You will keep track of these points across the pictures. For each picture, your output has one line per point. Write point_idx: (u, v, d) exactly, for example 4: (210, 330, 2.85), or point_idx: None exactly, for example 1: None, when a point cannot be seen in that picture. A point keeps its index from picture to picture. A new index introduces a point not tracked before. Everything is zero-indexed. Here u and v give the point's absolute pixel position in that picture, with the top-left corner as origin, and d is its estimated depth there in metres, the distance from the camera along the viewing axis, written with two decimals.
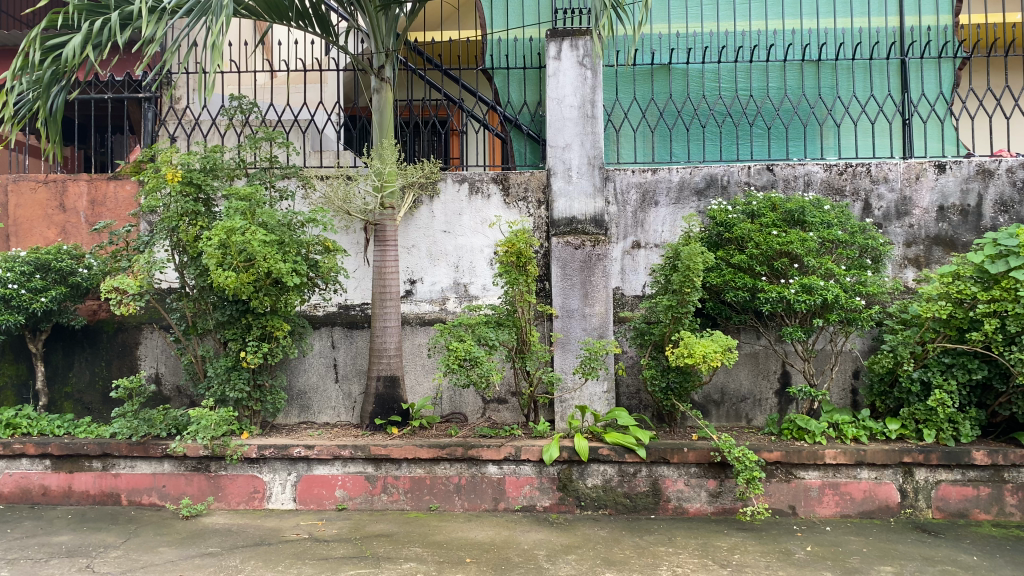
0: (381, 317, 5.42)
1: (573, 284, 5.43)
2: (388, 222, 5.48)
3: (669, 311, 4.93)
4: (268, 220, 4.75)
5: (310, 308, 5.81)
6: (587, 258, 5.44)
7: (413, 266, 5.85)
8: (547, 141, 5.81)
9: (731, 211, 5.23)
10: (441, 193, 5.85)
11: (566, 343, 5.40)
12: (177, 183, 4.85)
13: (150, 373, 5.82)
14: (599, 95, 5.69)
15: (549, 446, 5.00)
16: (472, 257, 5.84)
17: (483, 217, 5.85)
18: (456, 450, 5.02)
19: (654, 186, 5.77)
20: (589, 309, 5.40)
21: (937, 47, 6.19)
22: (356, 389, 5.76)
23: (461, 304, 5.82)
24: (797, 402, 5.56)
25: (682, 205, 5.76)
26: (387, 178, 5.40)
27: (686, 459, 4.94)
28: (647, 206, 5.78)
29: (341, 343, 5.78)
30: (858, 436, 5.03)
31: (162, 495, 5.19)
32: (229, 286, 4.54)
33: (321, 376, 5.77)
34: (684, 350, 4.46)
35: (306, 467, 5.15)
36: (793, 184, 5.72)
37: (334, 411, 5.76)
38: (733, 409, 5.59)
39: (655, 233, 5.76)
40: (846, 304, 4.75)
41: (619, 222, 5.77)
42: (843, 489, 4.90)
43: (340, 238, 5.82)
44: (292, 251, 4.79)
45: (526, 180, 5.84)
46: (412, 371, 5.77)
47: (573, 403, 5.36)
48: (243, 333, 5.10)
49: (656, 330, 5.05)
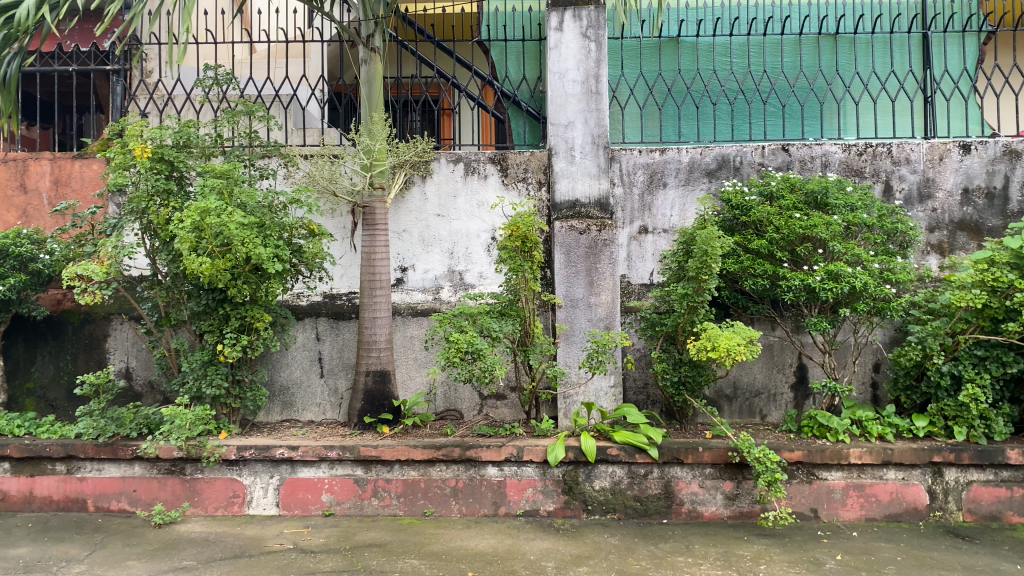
0: (371, 307, 5.01)
1: (577, 271, 5.05)
2: (378, 204, 5.07)
3: (683, 300, 4.56)
4: (249, 200, 4.31)
5: (293, 298, 5.40)
6: (592, 243, 5.06)
7: (403, 252, 5.46)
8: (548, 119, 5.44)
9: (747, 193, 4.89)
10: (434, 173, 5.46)
11: (571, 335, 5.03)
12: (146, 159, 4.39)
13: (120, 368, 5.39)
14: (604, 68, 5.33)
15: (554, 446, 4.61)
16: (467, 242, 5.45)
17: (481, 200, 5.46)
18: (453, 451, 4.64)
19: (662, 167, 5.41)
20: (595, 299, 5.03)
21: (960, 20, 5.86)
22: (343, 385, 5.36)
23: (455, 293, 5.43)
24: (814, 397, 5.22)
25: (691, 187, 5.41)
26: (377, 155, 5.00)
27: (701, 460, 4.59)
28: (655, 188, 5.42)
29: (327, 335, 5.37)
30: (883, 434, 4.70)
31: (133, 500, 4.77)
32: (206, 272, 4.09)
33: (305, 370, 5.37)
34: (703, 344, 4.05)
35: (289, 469, 4.76)
36: (809, 165, 5.37)
37: (319, 408, 5.36)
38: (747, 404, 5.24)
39: (663, 217, 5.40)
40: (875, 293, 4.40)
41: (625, 206, 5.42)
42: (868, 491, 4.57)
43: (325, 221, 5.42)
44: (274, 235, 4.35)
45: (526, 160, 5.46)
46: (403, 366, 5.36)
47: (578, 399, 5.00)
48: (220, 324, 4.66)
49: (669, 321, 4.69)
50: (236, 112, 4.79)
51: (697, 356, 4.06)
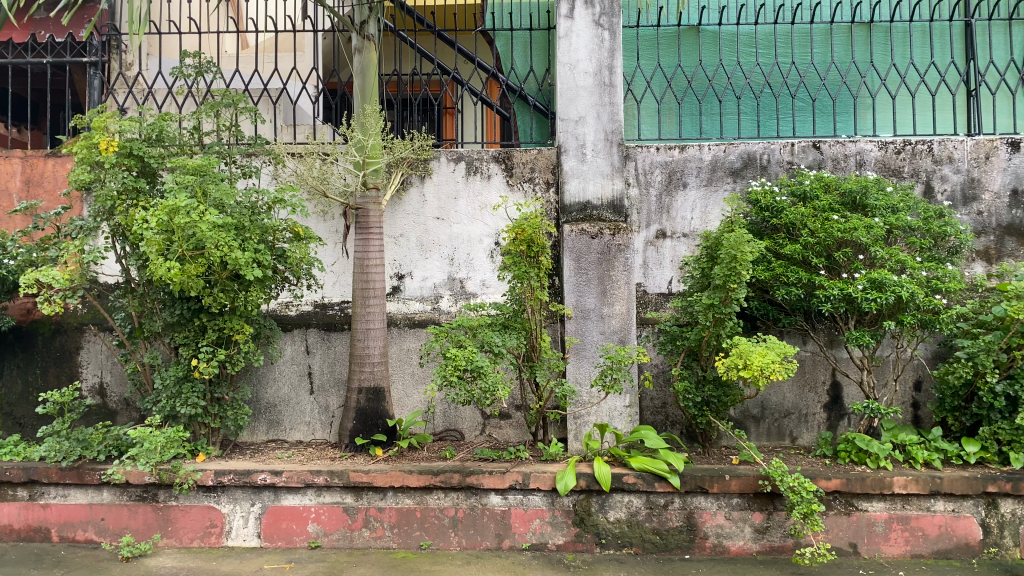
0: (363, 318, 4.57)
1: (589, 280, 4.61)
2: (371, 205, 4.64)
3: (709, 311, 4.09)
4: (225, 198, 3.87)
5: (281, 308, 4.97)
6: (604, 248, 4.62)
7: (401, 258, 5.03)
8: (556, 114, 5.03)
9: (777, 195, 4.44)
10: (434, 173, 5.04)
11: (582, 350, 4.59)
12: (112, 153, 3.96)
13: (92, 384, 4.97)
14: (618, 59, 4.94)
15: (564, 473, 4.16)
16: (469, 247, 5.02)
17: (483, 201, 5.04)
18: (452, 478, 4.19)
19: (681, 166, 4.98)
20: (608, 310, 4.59)
21: (1007, 8, 5.38)
22: (334, 402, 4.93)
23: (456, 303, 5.00)
24: (849, 418, 4.76)
25: (713, 187, 4.97)
26: (370, 151, 4.57)
27: (728, 489, 4.14)
28: (674, 188, 4.98)
29: (317, 348, 4.94)
30: (930, 460, 4.24)
31: (100, 530, 4.34)
32: (174, 278, 3.64)
33: (293, 386, 4.94)
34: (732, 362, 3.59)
35: (272, 496, 4.32)
36: (842, 164, 4.93)
37: (308, 427, 4.92)
38: (775, 426, 4.79)
39: (682, 220, 4.96)
40: (924, 304, 3.93)
41: (641, 208, 4.98)
42: (914, 524, 4.10)
43: (316, 225, 5.01)
44: (253, 238, 3.91)
45: (532, 159, 5.04)
46: (399, 382, 4.92)
47: (590, 420, 4.55)
48: (195, 336, 4.23)
49: (692, 334, 4.23)
50: (216, 103, 4.36)
51: (725, 375, 3.60)
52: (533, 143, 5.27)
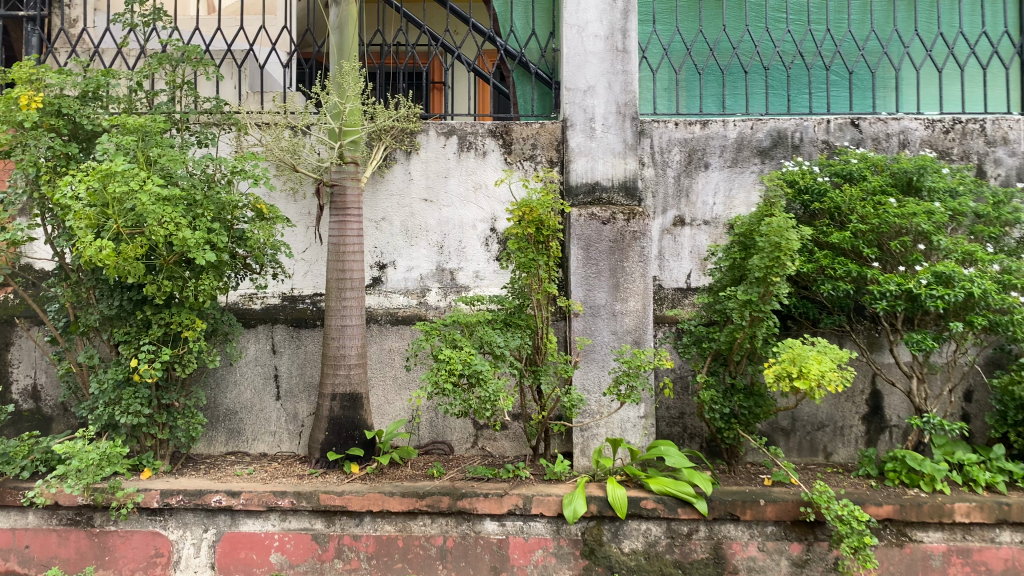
0: (338, 313, 3.94)
1: (599, 271, 4.01)
2: (349, 182, 4.00)
3: (744, 309, 3.49)
4: (173, 165, 3.22)
5: (244, 300, 4.33)
6: (617, 236, 4.02)
7: (383, 246, 4.41)
8: (561, 83, 4.44)
9: (818, 176, 3.86)
10: (421, 148, 4.42)
11: (591, 353, 3.98)
12: (35, 110, 3.28)
13: (24, 386, 4.29)
14: (633, 22, 4.37)
15: (572, 496, 3.55)
16: (461, 234, 4.41)
17: (477, 181, 4.42)
18: (440, 501, 3.58)
19: (703, 144, 4.40)
20: (621, 306, 3.99)
21: None
22: (304, 410, 4.29)
23: (445, 297, 4.38)
24: (890, 431, 4.19)
25: (739, 168, 4.39)
26: (348, 118, 3.94)
27: (762, 516, 3.55)
28: (694, 169, 4.39)
29: (285, 347, 4.30)
30: (993, 483, 3.67)
31: (24, 560, 3.67)
32: (107, 261, 2.94)
33: (257, 391, 4.30)
34: (783, 374, 2.96)
35: (228, 520, 3.68)
36: (884, 144, 4.36)
37: (274, 438, 4.29)
38: (807, 440, 4.21)
39: (703, 205, 4.38)
40: (997, 303, 3.36)
41: (657, 191, 4.39)
42: (976, 558, 3.51)
43: (285, 206, 4.37)
44: (206, 215, 3.24)
45: (534, 133, 4.42)
46: (380, 387, 4.29)
47: (600, 433, 3.95)
48: (138, 332, 3.54)
49: (722, 336, 3.64)
50: (167, 58, 3.70)
51: (773, 387, 2.99)
52: (533, 117, 4.64)
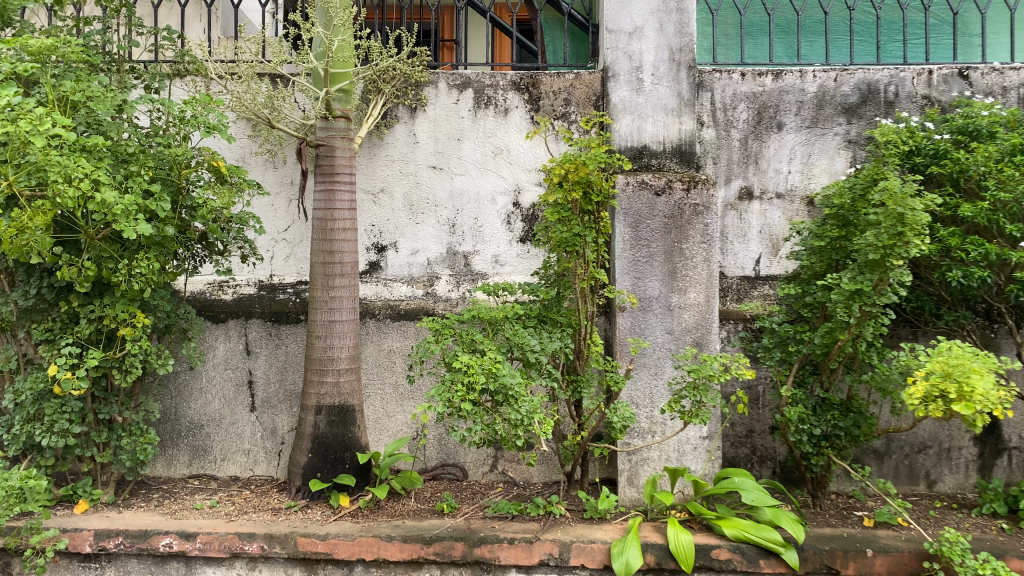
0: (324, 306, 3.13)
1: (651, 255, 3.18)
2: (338, 140, 3.20)
3: (853, 304, 2.66)
4: (100, 106, 2.40)
5: (212, 289, 3.54)
6: (674, 211, 3.18)
7: (382, 224, 3.61)
8: (601, 25, 3.62)
9: (935, 134, 3.03)
10: (428, 104, 3.60)
11: (641, 358, 3.17)
12: None
13: None
14: None
15: (624, 544, 2.71)
16: (477, 210, 3.60)
17: (497, 145, 3.60)
18: (453, 549, 2.78)
19: (775, 100, 3.58)
20: (679, 298, 3.17)
21: None
22: (284, 423, 3.50)
23: (457, 286, 3.58)
24: (1012, 456, 3.36)
25: (820, 129, 3.56)
26: (337, 56, 3.15)
27: (869, 571, 2.73)
28: (765, 130, 3.58)
29: (261, 347, 3.50)
30: None
31: None
32: None
33: (227, 401, 3.50)
34: (934, 396, 2.19)
35: (182, 570, 2.87)
36: (1001, 99, 3.52)
37: (247, 458, 3.49)
38: (904, 466, 3.39)
39: (775, 174, 3.56)
40: None
41: (718, 157, 3.58)
42: None
43: (263, 175, 3.58)
44: (144, 173, 2.44)
45: (568, 86, 3.60)
46: (377, 397, 3.48)
47: (653, 458, 3.15)
48: (63, 329, 2.74)
49: (817, 338, 2.82)
50: None
51: (919, 412, 2.23)
52: (565, 68, 3.81)
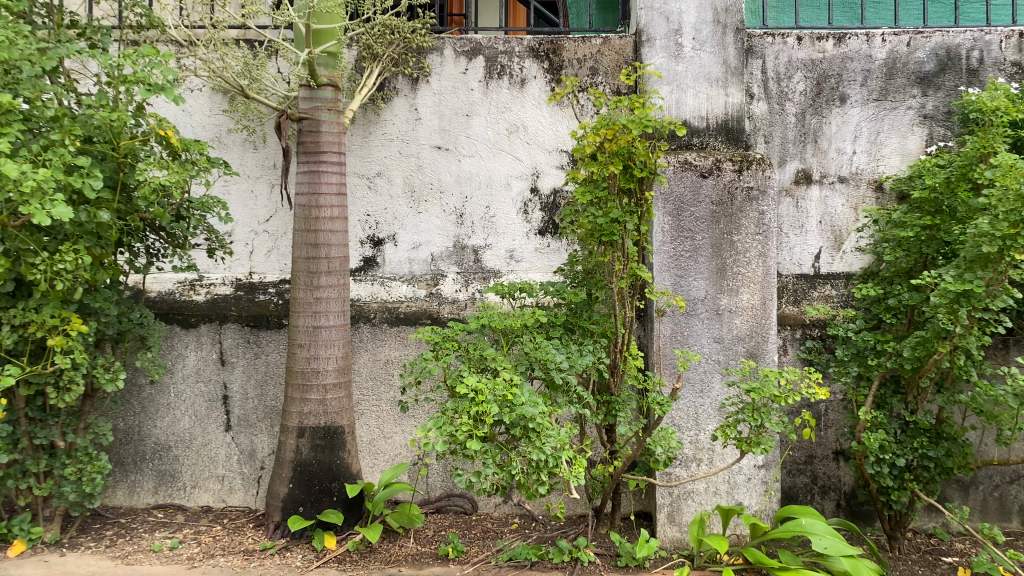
0: (307, 309, 2.63)
1: (696, 249, 2.66)
2: (324, 113, 2.69)
3: (958, 309, 2.14)
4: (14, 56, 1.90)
5: (182, 289, 3.04)
6: (723, 196, 2.66)
7: (378, 213, 3.11)
8: None
9: None
10: (431, 74, 3.09)
11: (684, 372, 2.66)
12: None
13: None
14: None
15: None
16: (488, 196, 3.09)
17: (511, 121, 3.09)
18: None
19: (837, 68, 3.05)
20: (729, 300, 2.66)
21: None
22: (264, 445, 3.00)
23: (465, 286, 3.08)
24: None
25: (890, 102, 3.03)
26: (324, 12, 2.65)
27: None
28: (825, 104, 3.05)
29: (238, 356, 2.99)
30: None
31: None
32: None
33: (198, 419, 3.00)
34: None
35: None
36: None
37: (222, 485, 3.00)
38: (994, 499, 2.85)
39: (837, 155, 3.04)
40: None
41: (771, 135, 3.06)
42: None
43: (241, 157, 3.08)
44: (69, 142, 1.96)
45: (594, 52, 3.08)
46: (373, 415, 2.98)
47: (699, 491, 2.63)
48: None
49: (906, 350, 2.30)
50: None
51: None
52: (590, 34, 3.29)
